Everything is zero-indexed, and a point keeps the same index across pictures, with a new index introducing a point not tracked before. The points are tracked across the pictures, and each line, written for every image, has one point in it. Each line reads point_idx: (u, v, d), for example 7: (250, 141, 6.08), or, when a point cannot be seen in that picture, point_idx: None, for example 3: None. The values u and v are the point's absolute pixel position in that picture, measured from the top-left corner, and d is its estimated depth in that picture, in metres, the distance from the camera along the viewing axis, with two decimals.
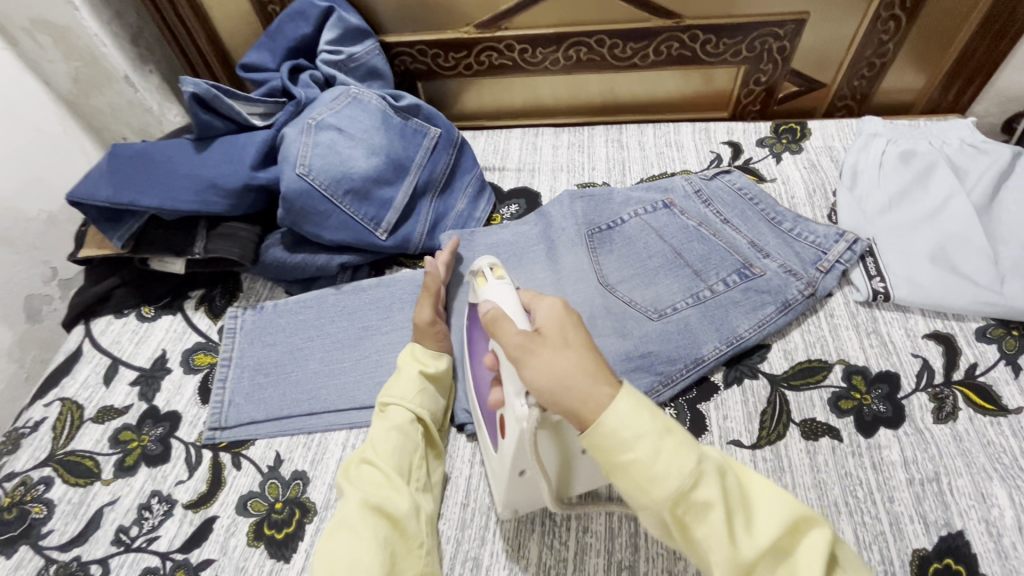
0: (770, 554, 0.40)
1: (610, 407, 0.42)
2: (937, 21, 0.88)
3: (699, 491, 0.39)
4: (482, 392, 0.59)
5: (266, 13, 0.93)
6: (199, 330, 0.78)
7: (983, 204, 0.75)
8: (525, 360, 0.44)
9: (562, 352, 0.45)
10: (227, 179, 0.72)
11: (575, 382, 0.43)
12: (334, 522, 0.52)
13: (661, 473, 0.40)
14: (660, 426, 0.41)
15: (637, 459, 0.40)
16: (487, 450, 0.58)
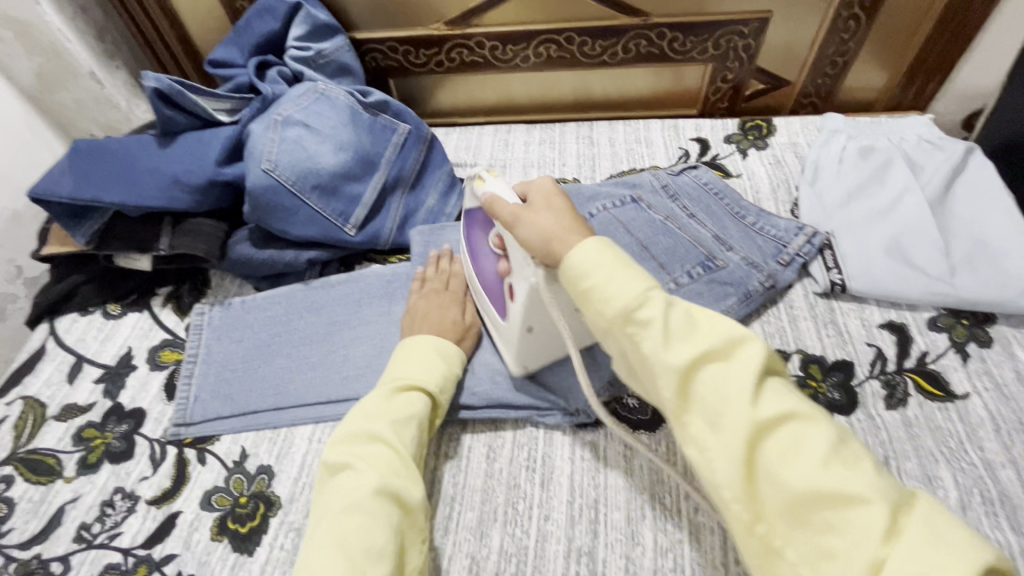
0: (718, 368, 0.41)
1: (577, 246, 0.47)
2: (896, 20, 0.91)
3: (642, 306, 0.43)
4: (486, 280, 0.66)
5: (234, 9, 0.93)
6: (165, 327, 0.78)
7: (937, 197, 0.77)
8: (518, 221, 0.53)
9: (543, 214, 0.52)
10: (192, 175, 0.72)
11: (600, 260, 0.46)
12: (342, 504, 0.50)
13: (613, 289, 0.44)
14: (620, 259, 0.46)
15: (592, 285, 0.46)
16: (495, 321, 0.66)
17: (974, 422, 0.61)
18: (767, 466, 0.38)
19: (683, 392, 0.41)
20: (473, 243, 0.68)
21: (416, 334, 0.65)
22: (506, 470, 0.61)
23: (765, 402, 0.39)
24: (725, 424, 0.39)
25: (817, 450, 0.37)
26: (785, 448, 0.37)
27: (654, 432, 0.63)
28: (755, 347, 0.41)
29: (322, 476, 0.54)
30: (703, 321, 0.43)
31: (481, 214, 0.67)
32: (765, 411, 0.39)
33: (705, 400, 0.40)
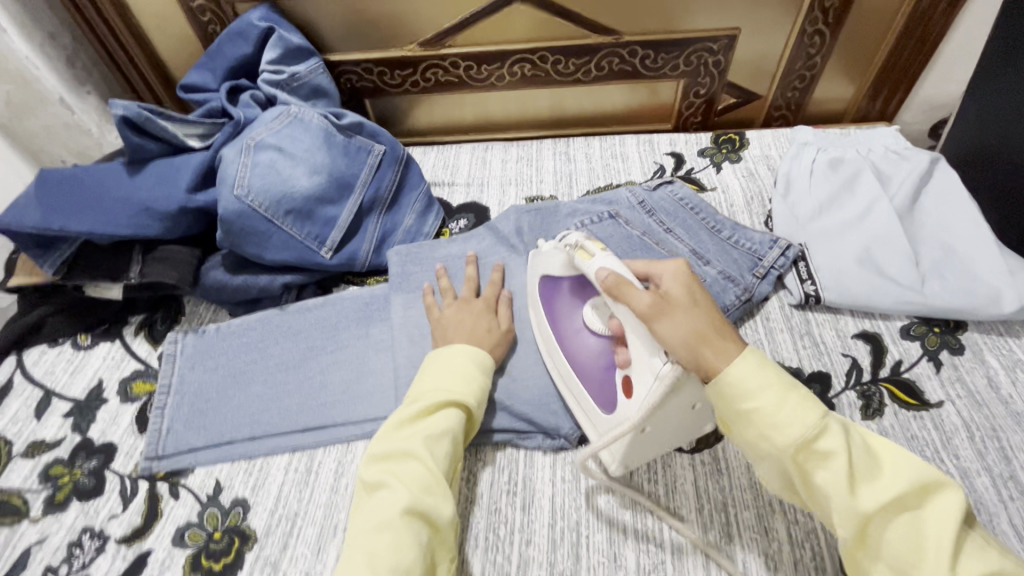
0: (908, 517, 0.40)
1: (736, 359, 0.45)
2: (859, 34, 0.93)
3: (822, 440, 0.42)
4: (582, 360, 0.62)
5: (206, 33, 0.92)
6: (138, 357, 0.76)
7: (905, 206, 0.78)
8: (659, 316, 0.48)
9: (687, 315, 0.48)
10: (163, 203, 0.71)
11: (757, 380, 0.44)
12: (377, 522, 0.49)
13: (784, 420, 0.43)
14: (784, 381, 0.44)
15: (760, 409, 0.43)
16: (584, 404, 0.61)
17: (949, 430, 0.62)
18: (895, 557, 0.40)
19: (863, 534, 0.41)
20: (558, 314, 0.65)
21: (452, 344, 0.63)
22: (487, 494, 0.61)
23: (962, 561, 0.38)
24: (916, 571, 0.39)
25: (984, 565, 0.38)
26: (909, 558, 0.39)
27: None
28: (929, 478, 0.41)
29: (358, 491, 0.54)
30: (887, 458, 0.42)
31: (570, 284, 0.65)
32: (969, 569, 0.38)
33: (883, 539, 0.41)
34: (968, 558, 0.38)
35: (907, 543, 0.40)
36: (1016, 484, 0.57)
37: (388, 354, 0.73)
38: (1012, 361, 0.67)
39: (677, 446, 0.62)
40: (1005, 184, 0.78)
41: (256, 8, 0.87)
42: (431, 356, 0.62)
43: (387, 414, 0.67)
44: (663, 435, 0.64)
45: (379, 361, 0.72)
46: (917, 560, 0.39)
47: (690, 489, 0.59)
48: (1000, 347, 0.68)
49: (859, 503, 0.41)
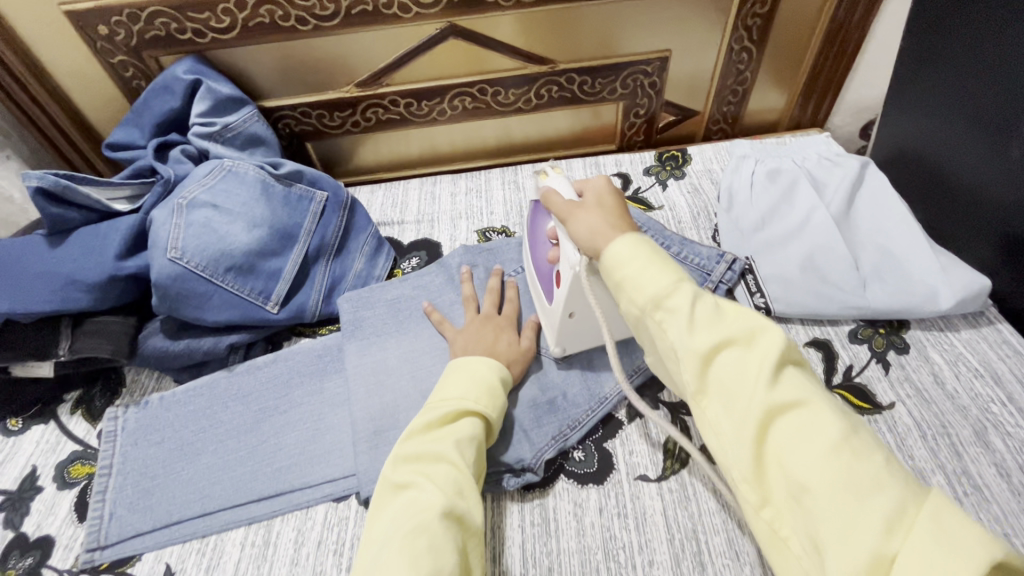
0: (739, 355, 0.41)
1: (616, 242, 0.48)
2: (783, 48, 0.97)
3: (671, 296, 0.44)
4: (538, 265, 0.69)
5: (131, 88, 0.89)
6: (75, 438, 0.71)
7: (842, 212, 0.81)
8: (571, 216, 0.55)
9: (592, 214, 0.54)
10: (91, 273, 0.67)
11: (638, 254, 0.47)
12: (415, 522, 0.48)
13: (642, 281, 0.45)
14: (658, 255, 0.47)
15: (625, 282, 0.47)
16: (542, 302, 0.70)
17: (902, 431, 0.63)
18: (787, 459, 0.38)
19: (702, 376, 0.42)
20: (533, 226, 0.72)
21: (469, 355, 0.65)
22: None
23: (707, 334, 0.42)
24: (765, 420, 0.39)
25: (751, 361, 0.40)
26: (731, 393, 0.41)
27: (602, 484, 0.62)
28: (762, 331, 0.42)
29: (382, 493, 0.53)
30: (745, 322, 0.43)
31: (544, 204, 0.70)
32: (759, 349, 0.41)
33: (779, 450, 0.38)
34: (820, 424, 0.38)
35: (800, 440, 0.38)
36: (969, 478, 0.59)
37: (345, 408, 0.70)
38: (955, 355, 0.69)
39: (645, 475, 0.62)
40: (927, 184, 0.82)
41: (181, 61, 0.84)
42: (452, 364, 0.64)
43: (347, 473, 0.65)
44: (629, 465, 0.63)
45: (335, 417, 0.69)
46: (756, 418, 0.39)
47: (660, 520, 0.59)
48: (942, 342, 0.71)
49: (643, 302, 0.45)
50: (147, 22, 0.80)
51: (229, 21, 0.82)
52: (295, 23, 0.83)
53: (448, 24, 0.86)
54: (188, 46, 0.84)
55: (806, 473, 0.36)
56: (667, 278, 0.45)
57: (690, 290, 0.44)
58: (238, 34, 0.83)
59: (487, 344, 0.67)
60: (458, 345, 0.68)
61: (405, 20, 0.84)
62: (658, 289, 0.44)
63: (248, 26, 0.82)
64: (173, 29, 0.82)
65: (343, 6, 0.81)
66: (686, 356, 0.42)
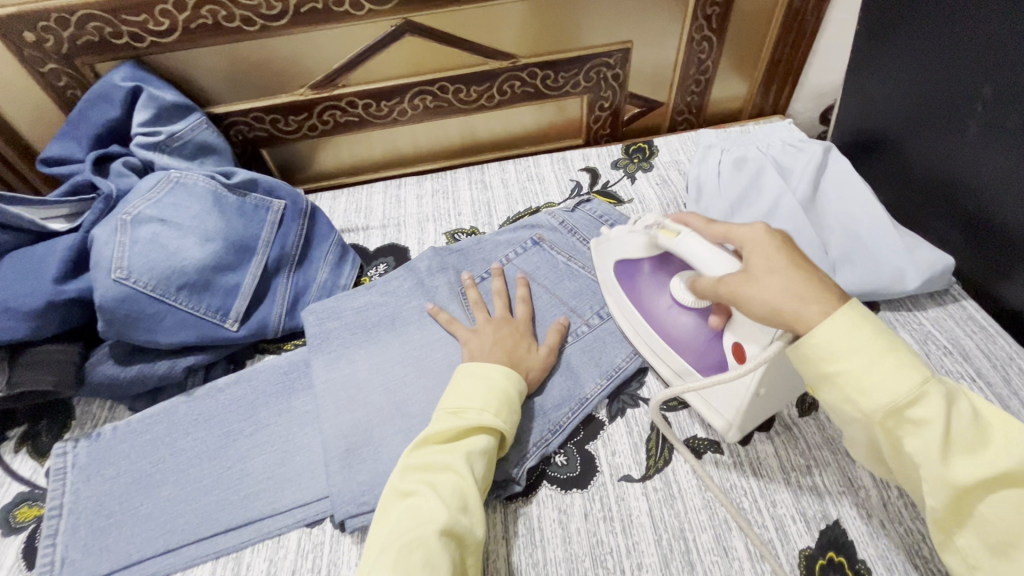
0: (1015, 496, 0.39)
1: (826, 321, 0.43)
2: (743, 36, 0.97)
3: (916, 407, 0.40)
4: (676, 339, 0.63)
5: (65, 99, 0.83)
6: (21, 478, 0.66)
7: (808, 197, 0.82)
8: (759, 280, 0.48)
9: (775, 281, 0.47)
10: (26, 300, 0.62)
11: (854, 343, 0.42)
12: (412, 534, 0.47)
13: (874, 384, 0.41)
14: (880, 345, 0.42)
15: (843, 372, 0.43)
16: (689, 380, 0.62)
17: None
18: (908, 452, 0.41)
19: (890, 441, 0.42)
20: (644, 296, 0.67)
21: (487, 363, 0.63)
22: None
23: (906, 398, 0.41)
24: (1014, 553, 0.39)
25: (1000, 463, 0.39)
26: (1005, 534, 0.39)
27: (586, 488, 0.60)
28: (939, 389, 0.41)
29: (387, 499, 0.52)
30: (1004, 435, 0.40)
31: (650, 265, 0.67)
32: (1022, 499, 0.38)
33: (984, 515, 0.40)
34: (1022, 472, 0.38)
35: (1012, 513, 0.38)
36: None
37: (315, 427, 0.67)
38: (924, 334, 0.70)
39: (628, 475, 0.61)
40: (887, 167, 0.83)
41: (118, 67, 0.79)
42: (468, 365, 0.62)
43: (320, 495, 0.62)
44: (613, 466, 0.62)
45: (305, 436, 0.66)
46: (1011, 542, 0.39)
47: (646, 521, 0.57)
48: (911, 322, 0.72)
49: (870, 407, 0.42)
50: (78, 26, 0.75)
51: (168, 23, 0.77)
52: (241, 24, 0.79)
53: (404, 21, 0.83)
54: (125, 51, 0.79)
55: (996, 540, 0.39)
56: (908, 380, 0.41)
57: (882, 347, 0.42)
58: (179, 37, 0.79)
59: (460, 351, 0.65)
60: None
61: (358, 17, 0.80)
62: (895, 397, 0.41)
63: (189, 28, 0.78)
64: (107, 33, 0.77)
65: (291, 5, 0.78)
66: (873, 423, 0.42)
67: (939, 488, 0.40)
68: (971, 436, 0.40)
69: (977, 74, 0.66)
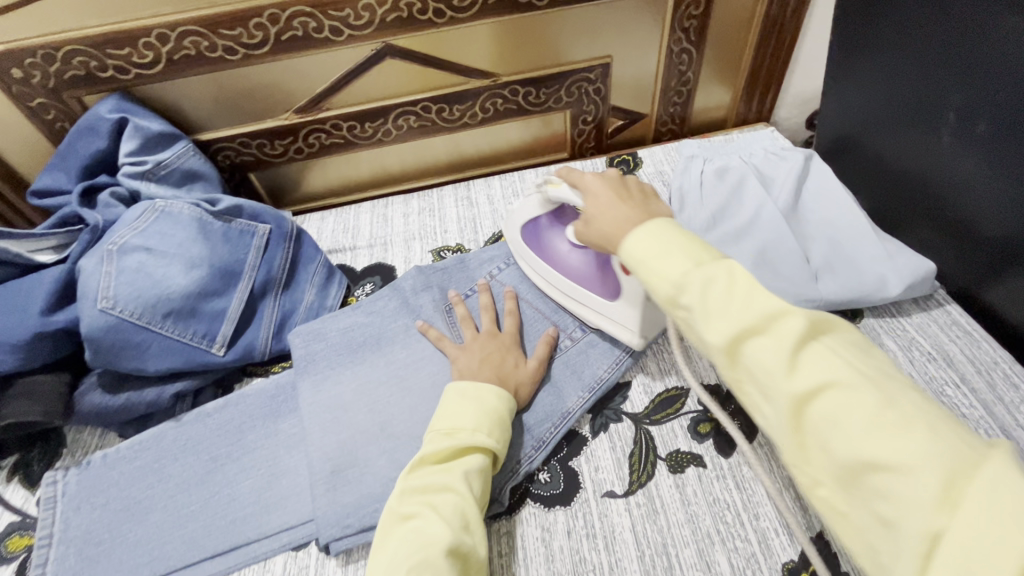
0: (764, 343, 0.38)
1: (635, 235, 0.47)
2: (722, 46, 0.98)
3: (682, 290, 0.42)
4: (580, 275, 0.71)
5: (55, 131, 0.85)
6: (13, 507, 0.67)
7: (790, 205, 0.82)
8: (599, 214, 0.54)
9: (612, 211, 0.53)
10: (14, 332, 0.63)
11: (664, 238, 0.45)
12: (419, 557, 0.48)
13: (659, 269, 0.44)
14: (680, 236, 0.45)
15: (642, 271, 0.45)
16: (595, 306, 0.70)
17: None
18: (748, 367, 0.39)
19: (801, 418, 0.37)
20: (546, 245, 0.74)
21: (478, 381, 0.63)
22: None
23: (804, 371, 0.37)
24: (772, 395, 0.38)
25: (745, 322, 0.39)
26: (766, 383, 0.38)
27: (569, 505, 0.60)
28: (774, 307, 0.39)
29: (387, 522, 0.52)
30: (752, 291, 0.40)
31: (547, 219, 0.75)
32: (807, 382, 0.37)
33: (750, 370, 0.39)
34: (826, 367, 0.37)
35: (762, 370, 0.38)
36: None
37: (301, 450, 0.67)
38: (908, 340, 0.70)
39: (611, 491, 0.61)
40: (866, 173, 0.83)
41: (106, 99, 0.81)
42: (463, 383, 0.62)
43: (306, 518, 0.62)
44: (596, 482, 0.62)
45: (291, 459, 0.67)
46: (768, 387, 0.38)
47: (629, 537, 0.57)
48: (895, 328, 0.72)
49: (660, 290, 0.44)
50: (65, 61, 0.77)
51: (152, 55, 0.78)
52: (223, 53, 0.80)
53: (384, 45, 0.84)
54: (111, 83, 0.81)
55: (849, 453, 0.35)
56: (681, 266, 0.43)
57: (714, 272, 0.41)
58: (164, 68, 0.80)
59: None
60: None
61: (338, 43, 0.82)
62: (669, 284, 0.43)
63: (173, 59, 0.79)
64: (93, 66, 0.78)
65: (272, 33, 0.79)
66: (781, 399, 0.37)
67: (841, 465, 0.35)
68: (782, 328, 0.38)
69: (947, 82, 0.66)
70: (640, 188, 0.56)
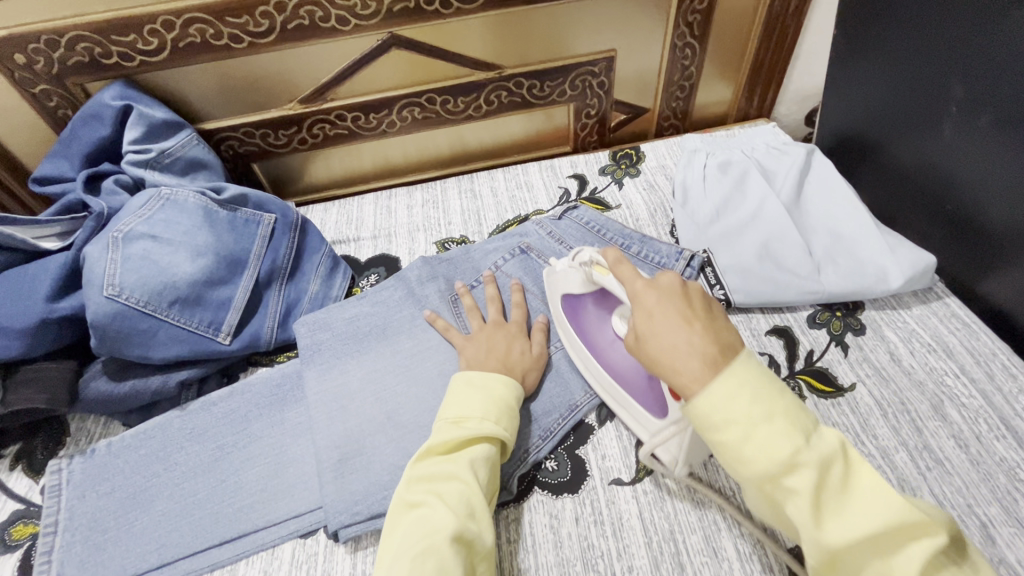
0: (867, 544, 0.37)
1: (706, 390, 0.41)
2: (725, 42, 0.98)
3: (790, 475, 0.38)
4: (624, 372, 0.64)
5: (57, 118, 0.84)
6: (16, 495, 0.66)
7: (792, 200, 0.83)
8: (652, 330, 0.47)
9: (678, 333, 0.45)
10: (19, 318, 0.63)
11: (740, 398, 0.40)
12: (423, 544, 0.48)
13: (750, 449, 0.39)
14: (747, 377, 0.41)
15: (725, 442, 0.40)
16: (636, 415, 0.62)
17: (864, 411, 0.65)
18: (845, 559, 0.37)
19: (828, 562, 0.39)
20: (588, 329, 0.68)
21: (482, 370, 0.63)
22: None
23: (899, 560, 0.36)
24: None
25: (860, 525, 0.37)
26: (839, 567, 0.38)
27: (577, 493, 0.61)
28: (840, 464, 0.39)
29: (395, 512, 0.53)
30: (853, 495, 0.38)
31: (592, 299, 0.69)
32: (901, 568, 0.36)
33: (852, 574, 0.38)
34: (900, 549, 0.36)
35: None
36: (930, 453, 0.61)
37: (308, 438, 0.67)
38: (908, 332, 0.71)
39: (618, 479, 0.61)
40: (867, 167, 0.85)
41: (109, 86, 0.80)
42: (469, 372, 0.63)
43: (314, 505, 0.62)
44: (603, 470, 0.63)
45: (298, 448, 0.67)
46: (852, 571, 0.38)
47: (637, 524, 0.58)
48: (896, 320, 0.73)
49: (753, 474, 0.39)
50: (69, 47, 0.76)
51: (157, 42, 0.78)
52: (229, 41, 0.80)
53: (390, 36, 0.84)
54: (115, 70, 0.80)
55: None
56: (777, 443, 0.38)
57: (776, 408, 0.40)
58: (168, 56, 0.80)
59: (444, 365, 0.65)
60: None
61: (345, 32, 0.82)
62: (770, 466, 0.38)
63: (178, 46, 0.79)
64: (97, 53, 0.78)
65: (278, 22, 0.79)
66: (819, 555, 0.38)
67: None
68: (845, 505, 0.38)
69: (949, 76, 0.67)
70: (703, 302, 0.48)
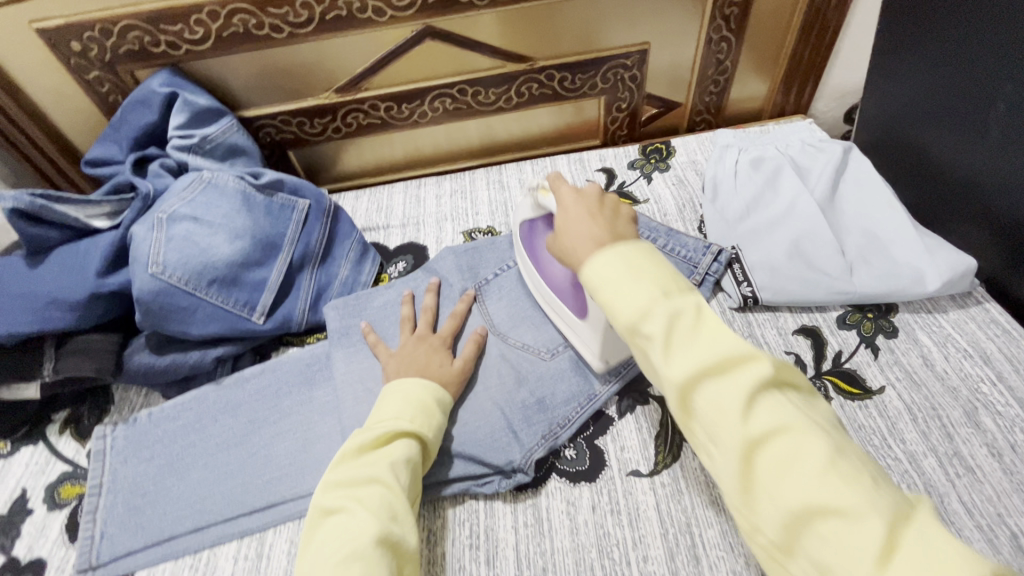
0: (715, 386, 0.42)
1: (597, 259, 0.49)
2: (763, 36, 0.96)
3: (646, 320, 0.44)
4: (558, 282, 0.69)
5: (108, 104, 0.88)
6: (65, 458, 0.71)
7: (827, 198, 0.81)
8: (566, 229, 0.55)
9: (581, 226, 0.54)
10: (72, 292, 0.67)
11: (616, 266, 0.48)
12: (348, 550, 0.46)
13: (621, 299, 0.46)
14: (653, 268, 0.48)
15: (603, 298, 0.48)
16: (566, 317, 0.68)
17: (893, 415, 0.63)
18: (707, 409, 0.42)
19: (684, 404, 0.43)
20: (537, 250, 0.72)
21: (404, 378, 0.63)
22: (449, 553, 0.58)
23: (757, 418, 0.40)
24: (720, 441, 0.41)
25: (708, 361, 0.42)
26: (715, 419, 0.41)
27: (594, 482, 0.62)
28: (741, 353, 0.42)
29: (310, 521, 0.51)
30: (707, 331, 0.44)
31: (543, 222, 0.72)
32: (759, 425, 0.40)
33: (701, 409, 0.42)
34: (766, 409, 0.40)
35: (713, 414, 0.41)
36: (961, 460, 0.59)
37: (335, 417, 0.70)
38: (943, 337, 0.69)
39: (636, 470, 0.62)
40: (908, 166, 0.82)
41: (157, 74, 0.84)
42: (401, 380, 0.62)
43: None
44: (621, 461, 0.63)
45: (325, 425, 0.69)
46: (718, 429, 0.41)
47: (653, 515, 0.58)
48: (931, 324, 0.71)
49: (621, 321, 0.46)
50: (121, 36, 0.80)
51: (203, 32, 0.81)
52: (270, 31, 0.82)
53: (424, 27, 0.85)
54: (163, 58, 0.84)
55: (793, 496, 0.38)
56: (645, 293, 0.45)
57: (680, 307, 0.45)
58: (212, 45, 0.83)
59: (416, 366, 0.65)
60: (392, 367, 0.66)
61: (381, 23, 0.83)
62: (633, 312, 0.45)
63: (222, 36, 0.82)
64: (147, 42, 0.81)
65: (317, 12, 0.81)
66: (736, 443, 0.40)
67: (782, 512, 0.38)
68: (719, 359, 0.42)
69: (998, 72, 0.65)
70: (614, 207, 0.57)
